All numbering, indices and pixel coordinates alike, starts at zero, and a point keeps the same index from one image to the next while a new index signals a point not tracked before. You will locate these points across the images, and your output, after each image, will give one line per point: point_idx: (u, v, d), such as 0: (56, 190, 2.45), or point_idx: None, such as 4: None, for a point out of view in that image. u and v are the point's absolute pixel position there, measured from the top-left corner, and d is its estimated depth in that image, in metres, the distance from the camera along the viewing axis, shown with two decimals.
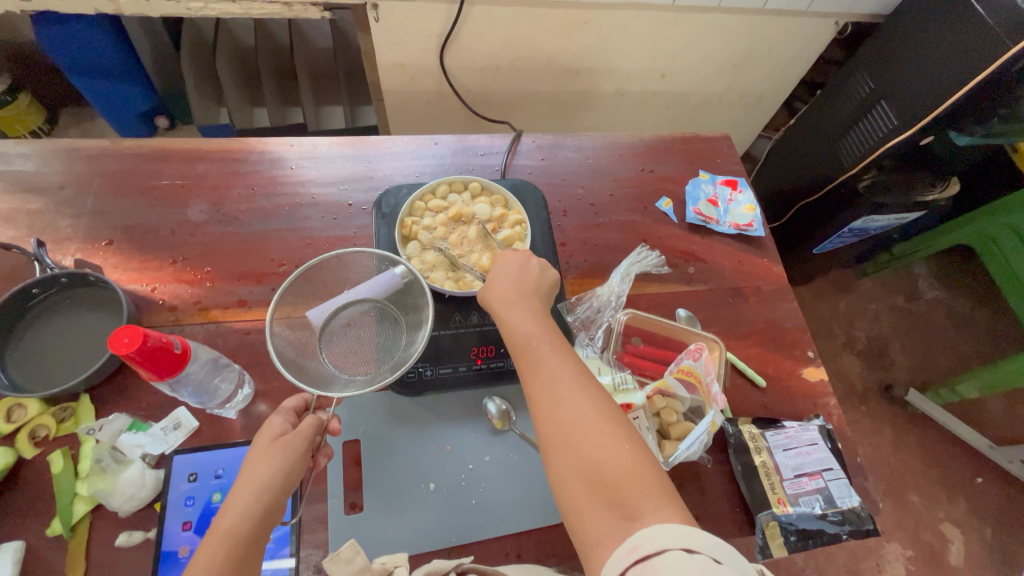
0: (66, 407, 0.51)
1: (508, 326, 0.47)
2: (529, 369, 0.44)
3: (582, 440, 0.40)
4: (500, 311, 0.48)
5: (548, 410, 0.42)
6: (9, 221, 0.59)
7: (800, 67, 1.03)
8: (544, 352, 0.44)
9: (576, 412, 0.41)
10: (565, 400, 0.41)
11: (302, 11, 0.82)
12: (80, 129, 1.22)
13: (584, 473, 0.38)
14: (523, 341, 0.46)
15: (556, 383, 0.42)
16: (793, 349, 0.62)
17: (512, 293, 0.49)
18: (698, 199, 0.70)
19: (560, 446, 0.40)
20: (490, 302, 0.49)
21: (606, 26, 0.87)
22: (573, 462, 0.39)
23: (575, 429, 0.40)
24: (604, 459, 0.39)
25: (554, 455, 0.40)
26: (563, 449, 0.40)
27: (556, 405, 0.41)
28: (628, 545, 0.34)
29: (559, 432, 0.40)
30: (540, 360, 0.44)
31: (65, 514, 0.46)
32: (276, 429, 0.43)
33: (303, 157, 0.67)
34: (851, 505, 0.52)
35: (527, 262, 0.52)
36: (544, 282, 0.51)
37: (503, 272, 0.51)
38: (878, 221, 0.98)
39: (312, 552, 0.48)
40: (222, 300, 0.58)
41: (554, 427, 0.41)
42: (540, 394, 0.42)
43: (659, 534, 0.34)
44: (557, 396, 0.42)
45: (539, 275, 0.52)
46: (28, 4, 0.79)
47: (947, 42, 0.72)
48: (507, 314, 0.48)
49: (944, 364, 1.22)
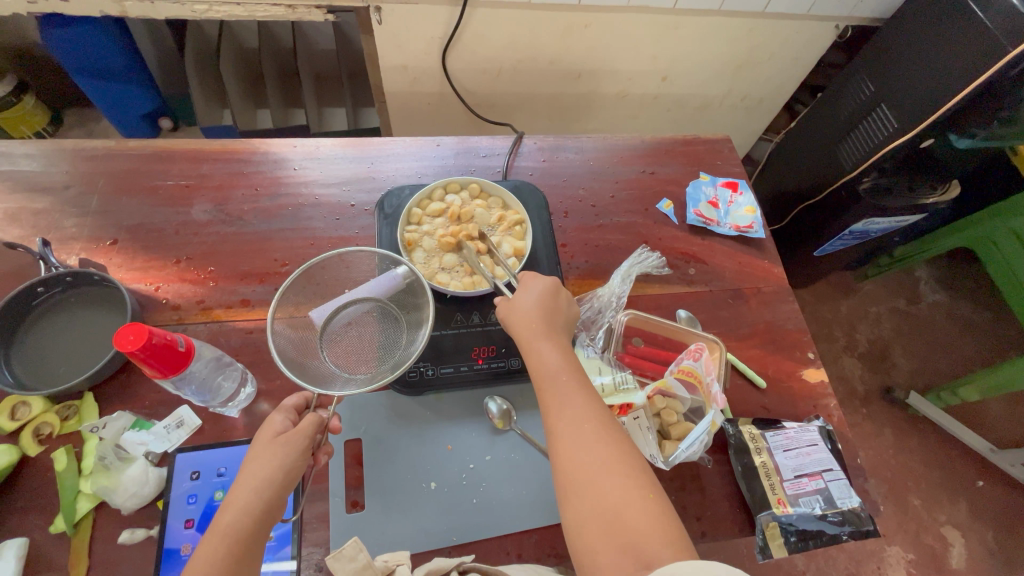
0: (70, 405, 0.51)
1: (536, 357, 0.47)
2: (554, 403, 0.44)
3: (603, 482, 0.40)
4: (528, 340, 0.48)
5: (570, 447, 0.42)
6: (15, 221, 0.59)
7: (801, 70, 1.04)
8: (570, 387, 0.45)
9: (599, 452, 0.41)
10: (588, 439, 0.42)
11: (306, 14, 0.83)
12: (84, 129, 1.22)
13: (601, 515, 0.39)
14: (550, 374, 0.46)
15: (581, 421, 0.43)
16: (793, 350, 0.63)
17: (540, 325, 0.49)
18: (698, 201, 0.71)
19: (579, 484, 0.40)
20: (516, 329, 0.50)
21: (609, 29, 0.88)
22: (591, 503, 0.39)
23: (597, 470, 0.40)
24: (624, 504, 0.39)
25: (572, 492, 0.40)
26: (583, 489, 0.40)
27: (577, 442, 0.42)
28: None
29: (579, 471, 0.41)
30: (565, 397, 0.44)
31: (68, 511, 0.46)
32: (277, 427, 0.43)
33: (306, 158, 0.67)
34: (851, 506, 0.52)
35: (557, 291, 0.53)
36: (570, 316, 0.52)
37: (531, 296, 0.51)
38: (879, 224, 0.96)
39: (314, 550, 0.48)
40: (225, 300, 0.58)
41: (574, 466, 0.41)
42: (563, 430, 0.43)
43: (678, 572, 0.33)
44: (581, 434, 0.42)
45: (566, 307, 0.53)
46: (35, 6, 0.80)
47: (946, 48, 0.72)
48: (536, 346, 0.48)
49: (945, 367, 1.22)
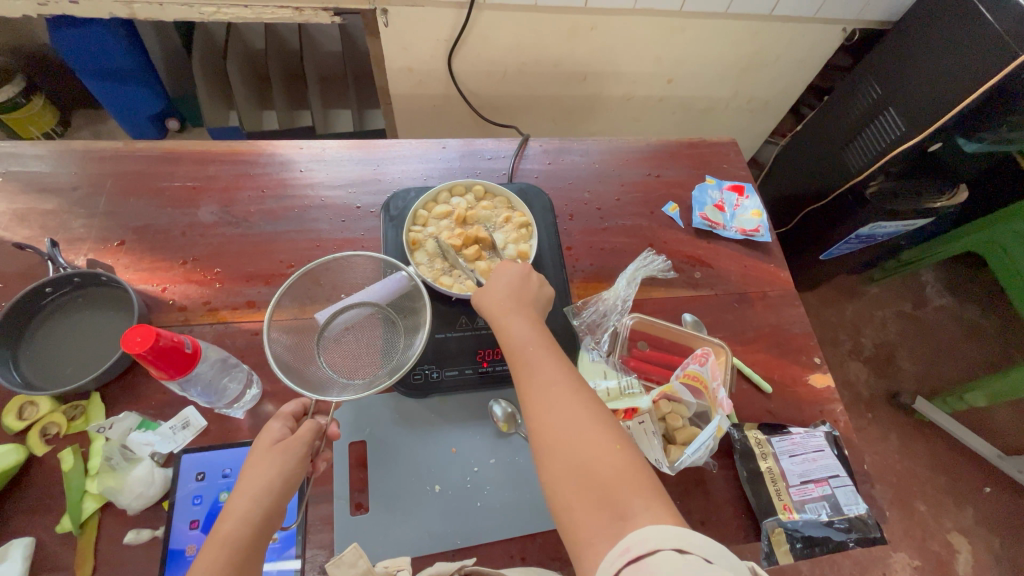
0: (77, 405, 0.51)
1: (506, 332, 0.48)
2: (525, 370, 0.45)
3: (575, 441, 0.40)
4: (497, 315, 0.49)
5: (541, 411, 0.42)
6: (23, 221, 0.60)
7: (807, 73, 1.03)
8: (540, 355, 0.45)
9: (569, 413, 0.41)
10: (558, 403, 0.42)
11: (313, 16, 0.83)
12: (92, 130, 1.23)
13: (575, 472, 0.39)
14: (520, 346, 0.46)
15: (549, 385, 0.43)
16: (800, 355, 0.62)
17: (509, 301, 0.49)
18: (704, 204, 0.71)
19: (553, 445, 0.40)
20: (487, 306, 0.50)
21: (615, 31, 0.87)
22: (566, 462, 0.39)
23: (568, 429, 0.40)
24: (598, 460, 0.39)
25: (545, 453, 0.40)
26: (556, 448, 0.40)
27: (548, 406, 0.42)
28: (620, 546, 0.34)
29: (551, 432, 0.41)
30: (536, 364, 0.45)
31: (74, 512, 0.46)
32: (275, 434, 0.43)
33: (311, 160, 0.67)
34: (858, 513, 0.52)
35: (528, 273, 0.53)
36: (542, 297, 0.52)
37: (502, 280, 0.51)
38: (885, 228, 0.96)
39: (318, 553, 0.48)
40: (231, 301, 0.58)
41: (546, 427, 0.41)
42: (534, 395, 0.43)
43: (652, 535, 0.33)
44: (551, 397, 0.42)
45: (538, 289, 0.52)
46: (44, 7, 0.80)
47: (956, 50, 0.72)
48: (505, 321, 0.48)
49: (952, 371, 1.21)
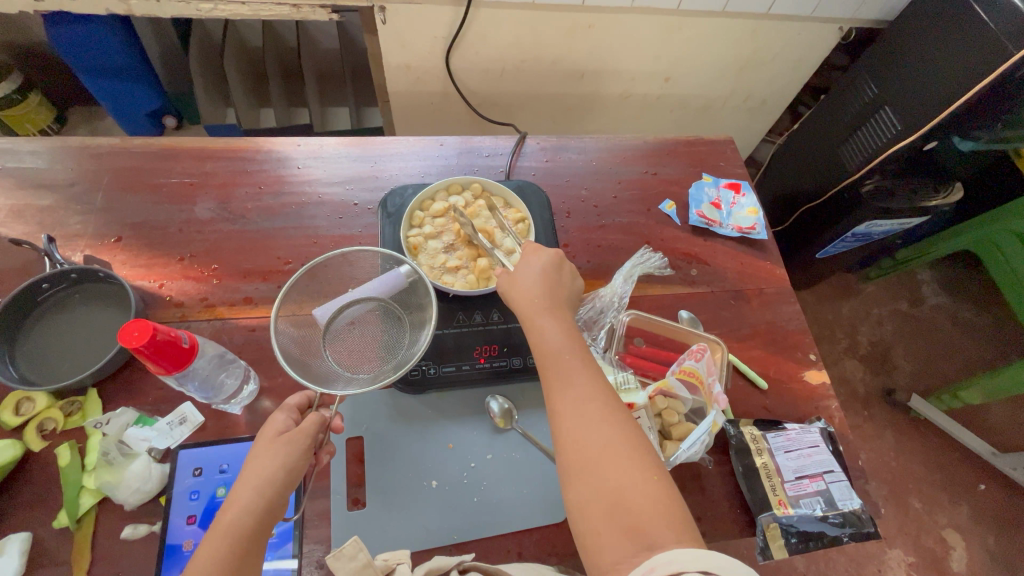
0: (74, 400, 0.52)
1: (539, 333, 0.47)
2: (559, 384, 0.44)
3: (606, 463, 0.40)
4: (530, 316, 0.48)
5: (574, 428, 0.42)
6: (20, 217, 0.60)
7: (804, 72, 1.04)
8: (574, 368, 0.45)
9: (602, 434, 0.41)
10: (592, 421, 0.42)
11: (310, 13, 0.83)
12: (88, 127, 1.23)
13: (603, 495, 0.39)
14: (553, 352, 0.46)
15: (585, 401, 0.43)
16: (795, 351, 0.63)
17: (545, 301, 0.49)
18: (701, 201, 0.71)
19: (582, 465, 0.41)
20: (520, 307, 0.49)
21: (612, 29, 0.88)
22: (595, 484, 0.40)
23: (599, 451, 0.41)
24: (627, 485, 0.39)
25: (574, 472, 0.41)
26: (585, 469, 0.40)
27: (582, 422, 0.42)
28: (645, 566, 0.34)
29: (583, 451, 0.41)
30: (570, 378, 0.44)
31: (72, 507, 0.46)
32: (279, 426, 0.44)
33: (309, 156, 0.67)
34: (852, 508, 0.52)
35: (561, 264, 0.52)
36: (574, 291, 0.52)
37: (533, 272, 0.51)
38: (882, 226, 0.96)
39: (315, 547, 0.48)
40: (228, 297, 0.58)
41: (577, 447, 0.41)
42: (566, 409, 0.43)
43: (677, 557, 0.34)
44: (586, 415, 0.42)
45: (570, 281, 0.52)
46: (41, 4, 0.80)
47: (953, 48, 0.72)
48: (539, 322, 0.48)
49: (947, 369, 1.22)
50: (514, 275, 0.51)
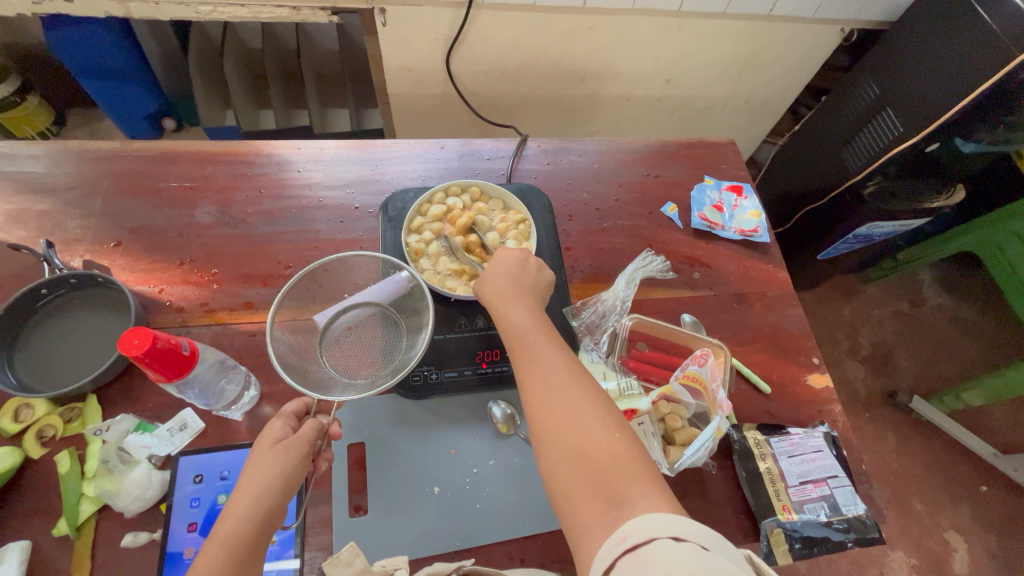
0: (74, 407, 0.51)
1: (505, 319, 0.47)
2: (525, 360, 0.44)
3: (571, 427, 0.40)
4: (497, 304, 0.49)
5: (541, 398, 0.42)
6: (19, 222, 0.59)
7: (806, 73, 1.03)
8: (539, 344, 0.45)
9: (567, 399, 0.41)
10: (558, 388, 0.42)
11: (310, 15, 0.83)
12: (88, 129, 1.22)
13: (572, 458, 0.39)
14: (518, 334, 0.46)
15: (549, 372, 0.43)
16: (798, 355, 0.62)
17: (510, 288, 0.49)
18: (703, 204, 0.71)
19: (550, 432, 0.40)
20: (487, 296, 0.50)
21: (613, 31, 0.87)
22: (563, 447, 0.39)
23: (565, 415, 0.40)
24: (594, 446, 0.39)
25: (543, 440, 0.40)
26: (553, 434, 0.40)
27: (547, 392, 0.42)
28: (617, 535, 0.34)
29: (552, 418, 0.40)
30: (534, 352, 0.44)
31: (71, 515, 0.46)
32: (277, 433, 0.43)
33: (309, 160, 0.67)
34: (857, 513, 0.52)
35: (526, 259, 0.52)
36: (541, 282, 0.52)
37: (502, 271, 0.50)
38: (883, 228, 0.96)
39: (316, 555, 0.48)
40: (228, 302, 0.58)
41: (543, 415, 0.41)
42: (532, 380, 0.43)
43: (648, 523, 0.33)
44: (550, 384, 0.42)
45: (537, 273, 0.52)
46: (39, 7, 0.80)
47: (954, 49, 0.72)
48: (504, 309, 0.48)
49: (948, 370, 1.22)
50: (484, 271, 0.51)
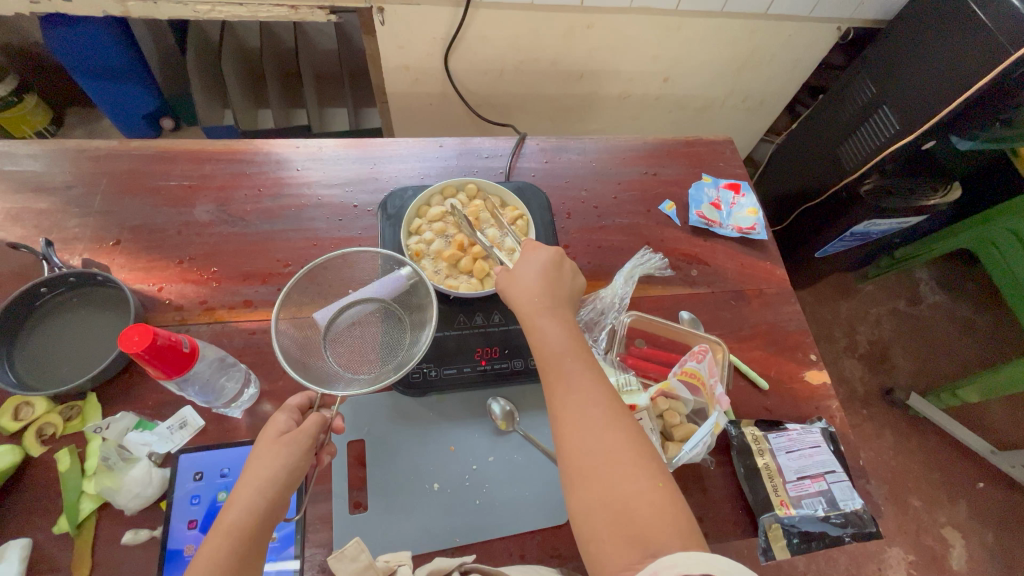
0: (73, 405, 0.51)
1: (539, 333, 0.47)
2: (559, 388, 0.44)
3: (609, 471, 0.40)
4: (530, 316, 0.48)
5: (577, 434, 0.42)
6: (17, 221, 0.59)
7: (803, 71, 1.04)
8: (575, 372, 0.45)
9: (604, 438, 0.41)
10: (595, 427, 0.42)
11: (309, 14, 0.83)
12: (85, 129, 1.22)
13: (607, 502, 0.39)
14: (554, 354, 0.46)
15: (588, 408, 0.43)
16: (796, 352, 0.63)
17: (544, 299, 0.49)
18: (701, 202, 0.71)
19: (585, 472, 0.40)
20: (518, 304, 0.49)
21: (611, 30, 0.88)
22: (598, 490, 0.40)
23: (602, 456, 0.41)
24: (631, 494, 0.39)
25: (578, 479, 0.41)
26: (589, 475, 0.40)
27: (585, 430, 0.42)
28: (649, 570, 0.34)
29: (589, 460, 0.41)
30: (569, 381, 0.44)
31: (72, 512, 0.46)
32: (281, 426, 0.43)
33: (308, 158, 0.67)
34: (854, 508, 0.52)
35: (561, 262, 0.52)
36: (574, 290, 0.52)
37: (529, 278, 0.50)
38: (880, 225, 0.96)
39: (316, 551, 0.48)
40: (228, 300, 0.58)
41: (580, 454, 0.41)
42: (570, 416, 0.43)
43: (680, 559, 0.34)
44: (587, 420, 0.42)
45: (570, 280, 0.52)
46: (37, 6, 0.80)
47: (949, 47, 0.72)
48: (539, 322, 0.48)
49: (946, 368, 1.22)
50: (514, 273, 0.51)
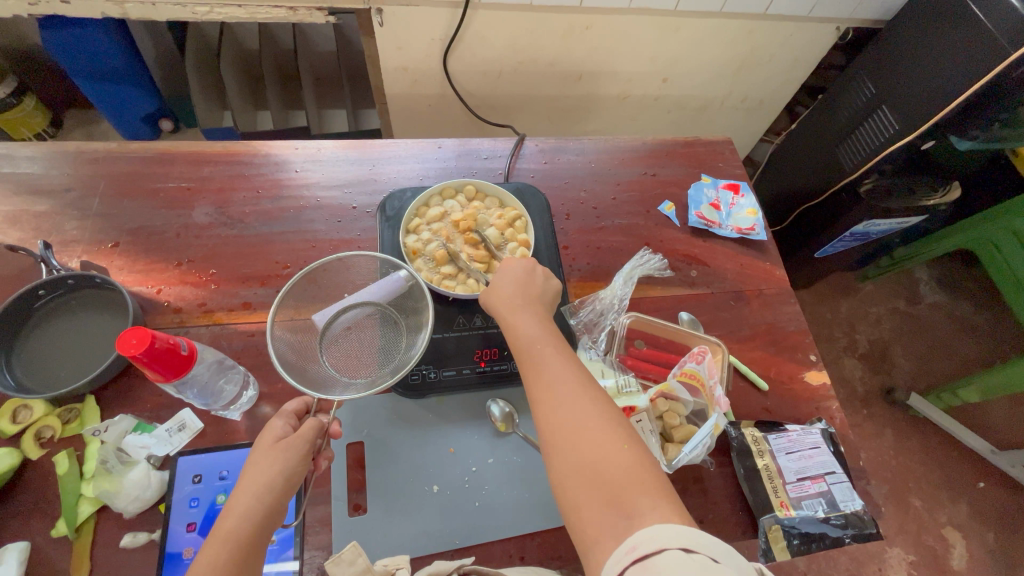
0: (72, 408, 0.51)
1: (514, 329, 0.48)
2: (532, 372, 0.45)
3: (580, 439, 0.40)
4: (505, 314, 0.49)
5: (549, 410, 0.42)
6: (16, 223, 0.59)
7: (802, 71, 1.04)
8: (546, 354, 0.45)
9: (574, 410, 0.41)
10: (567, 400, 0.42)
11: (307, 16, 0.83)
12: (84, 131, 1.22)
13: (580, 471, 0.39)
14: (527, 344, 0.46)
15: (558, 384, 0.43)
16: (796, 352, 0.63)
17: (518, 298, 0.50)
18: (700, 202, 0.71)
19: (561, 445, 0.40)
20: (496, 307, 0.50)
21: (610, 30, 0.88)
22: (572, 460, 0.40)
23: (573, 427, 0.41)
24: (602, 459, 0.39)
25: (552, 453, 0.41)
26: (562, 447, 0.40)
27: (558, 404, 0.42)
28: (626, 545, 0.34)
29: (561, 431, 0.41)
30: (540, 362, 0.45)
31: (70, 515, 0.46)
32: (278, 432, 0.43)
33: (306, 160, 0.67)
34: (854, 509, 0.52)
35: (534, 269, 0.53)
36: (548, 290, 0.52)
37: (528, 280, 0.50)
38: (880, 225, 0.96)
39: (315, 554, 0.48)
40: (226, 303, 0.58)
41: (552, 428, 0.41)
42: (541, 393, 0.43)
43: (659, 534, 0.34)
44: (557, 396, 0.42)
45: (543, 282, 0.53)
46: (35, 8, 0.80)
47: (948, 47, 0.72)
48: (513, 319, 0.48)
49: (946, 367, 1.22)
50: (492, 282, 0.52)
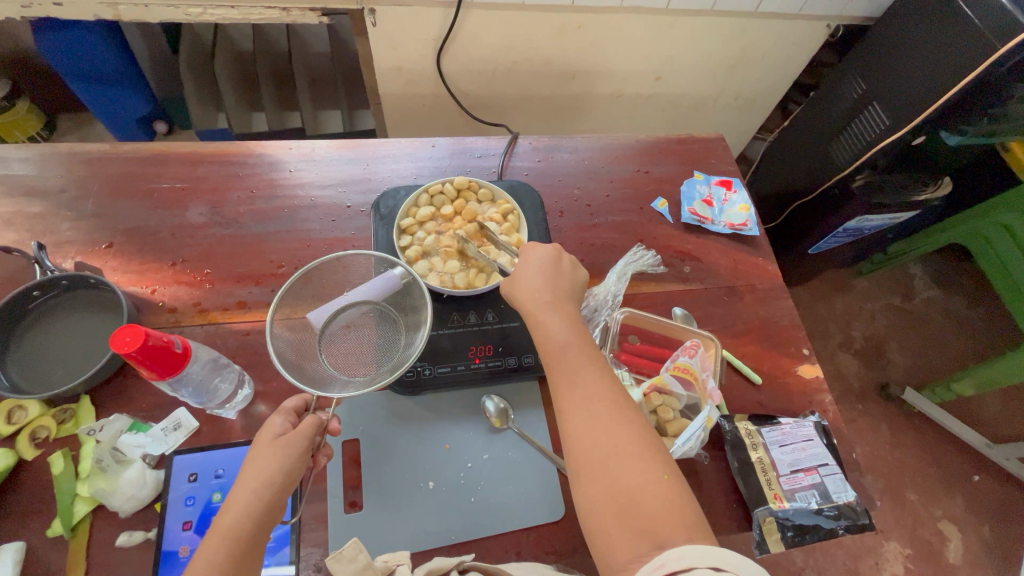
0: (67, 408, 0.51)
1: (542, 330, 0.47)
2: (564, 382, 0.44)
3: (615, 464, 0.40)
4: (534, 315, 0.48)
5: (579, 428, 0.42)
6: (10, 225, 0.59)
7: (794, 69, 1.05)
8: (578, 364, 0.45)
9: (611, 433, 0.41)
10: (601, 418, 0.42)
11: (301, 16, 0.83)
12: (78, 134, 1.22)
13: (613, 495, 0.39)
14: (558, 351, 0.46)
15: (591, 401, 0.43)
16: (789, 346, 0.63)
17: (546, 295, 0.49)
18: (693, 199, 0.71)
19: (591, 465, 0.41)
20: (523, 304, 0.50)
21: (603, 30, 0.88)
22: (605, 485, 0.40)
23: (606, 446, 0.41)
24: (638, 486, 0.39)
25: (582, 472, 0.41)
26: (593, 468, 0.41)
27: (590, 424, 0.42)
28: (655, 564, 0.35)
29: (592, 452, 0.41)
30: (572, 377, 0.44)
31: (66, 515, 0.46)
32: (277, 429, 0.43)
33: (300, 160, 0.67)
34: (847, 500, 0.52)
35: (559, 257, 0.52)
36: (576, 281, 0.52)
37: (534, 267, 0.51)
38: (873, 221, 0.97)
39: (312, 551, 0.48)
40: (222, 302, 0.58)
41: (585, 447, 0.41)
42: (573, 410, 0.43)
43: (688, 552, 0.35)
44: (591, 411, 0.42)
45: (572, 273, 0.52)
46: (28, 10, 0.79)
47: (938, 44, 0.73)
48: (542, 319, 0.48)
49: (940, 362, 1.23)
50: (516, 272, 0.51)
